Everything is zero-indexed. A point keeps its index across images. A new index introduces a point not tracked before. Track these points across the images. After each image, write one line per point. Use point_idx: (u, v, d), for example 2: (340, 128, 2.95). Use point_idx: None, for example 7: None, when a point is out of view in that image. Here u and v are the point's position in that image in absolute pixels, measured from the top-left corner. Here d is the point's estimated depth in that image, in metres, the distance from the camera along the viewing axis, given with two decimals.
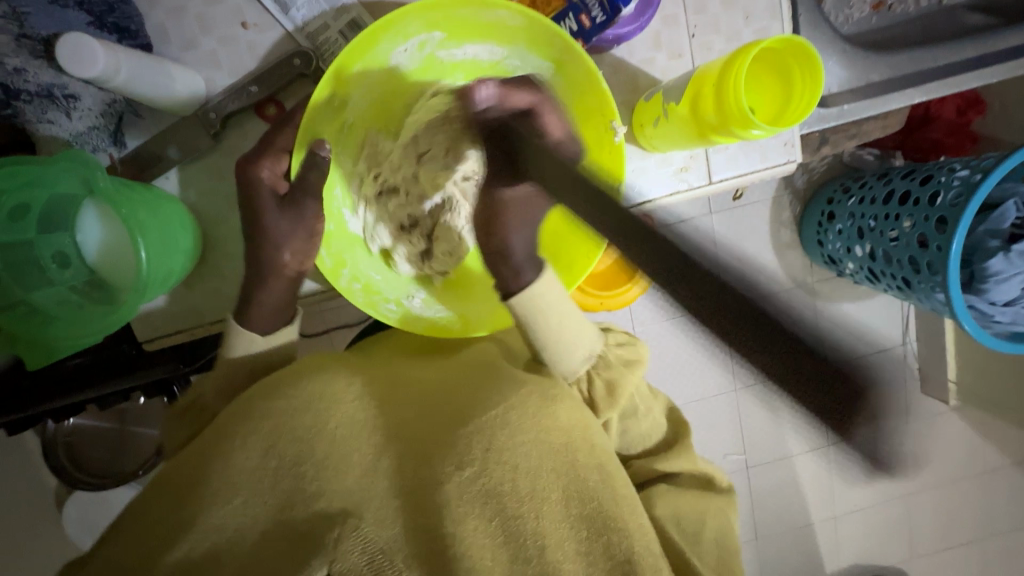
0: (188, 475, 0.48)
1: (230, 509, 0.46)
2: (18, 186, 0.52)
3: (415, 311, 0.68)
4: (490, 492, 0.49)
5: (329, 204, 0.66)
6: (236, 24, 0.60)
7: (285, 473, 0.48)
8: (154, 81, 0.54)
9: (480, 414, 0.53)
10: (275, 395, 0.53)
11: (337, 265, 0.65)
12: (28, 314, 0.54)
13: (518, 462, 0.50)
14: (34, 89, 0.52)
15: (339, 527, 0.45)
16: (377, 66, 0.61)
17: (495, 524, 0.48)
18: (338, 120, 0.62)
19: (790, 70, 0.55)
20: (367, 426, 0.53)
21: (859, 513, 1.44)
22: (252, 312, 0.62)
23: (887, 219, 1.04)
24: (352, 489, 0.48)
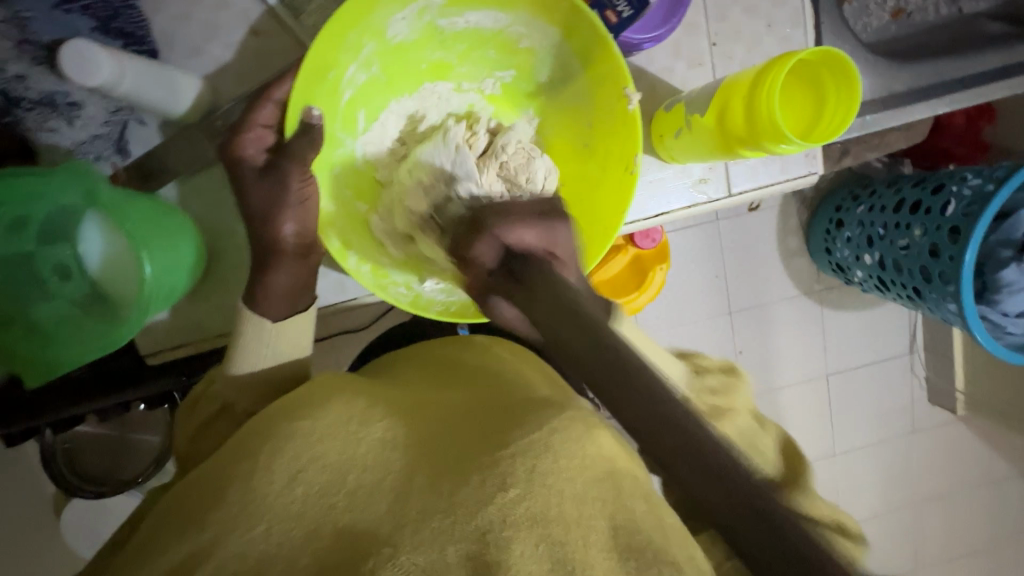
0: (210, 502, 0.49)
1: (253, 536, 0.45)
2: (19, 199, 0.50)
3: (426, 296, 0.64)
4: (536, 516, 0.45)
5: (328, 184, 0.63)
6: (245, 30, 0.58)
7: (314, 503, 0.47)
8: (160, 89, 0.52)
9: (518, 437, 0.51)
10: (298, 419, 0.55)
11: (343, 246, 0.62)
12: (25, 332, 0.52)
13: (563, 486, 0.47)
14: (35, 97, 0.50)
15: (373, 558, 0.43)
16: (375, 34, 0.58)
17: (542, 549, 0.43)
18: (337, 93, 0.60)
19: (822, 81, 0.53)
20: (396, 449, 0.52)
21: (866, 524, 1.42)
22: (261, 294, 0.60)
23: (898, 228, 1.02)
24: (384, 516, 0.46)
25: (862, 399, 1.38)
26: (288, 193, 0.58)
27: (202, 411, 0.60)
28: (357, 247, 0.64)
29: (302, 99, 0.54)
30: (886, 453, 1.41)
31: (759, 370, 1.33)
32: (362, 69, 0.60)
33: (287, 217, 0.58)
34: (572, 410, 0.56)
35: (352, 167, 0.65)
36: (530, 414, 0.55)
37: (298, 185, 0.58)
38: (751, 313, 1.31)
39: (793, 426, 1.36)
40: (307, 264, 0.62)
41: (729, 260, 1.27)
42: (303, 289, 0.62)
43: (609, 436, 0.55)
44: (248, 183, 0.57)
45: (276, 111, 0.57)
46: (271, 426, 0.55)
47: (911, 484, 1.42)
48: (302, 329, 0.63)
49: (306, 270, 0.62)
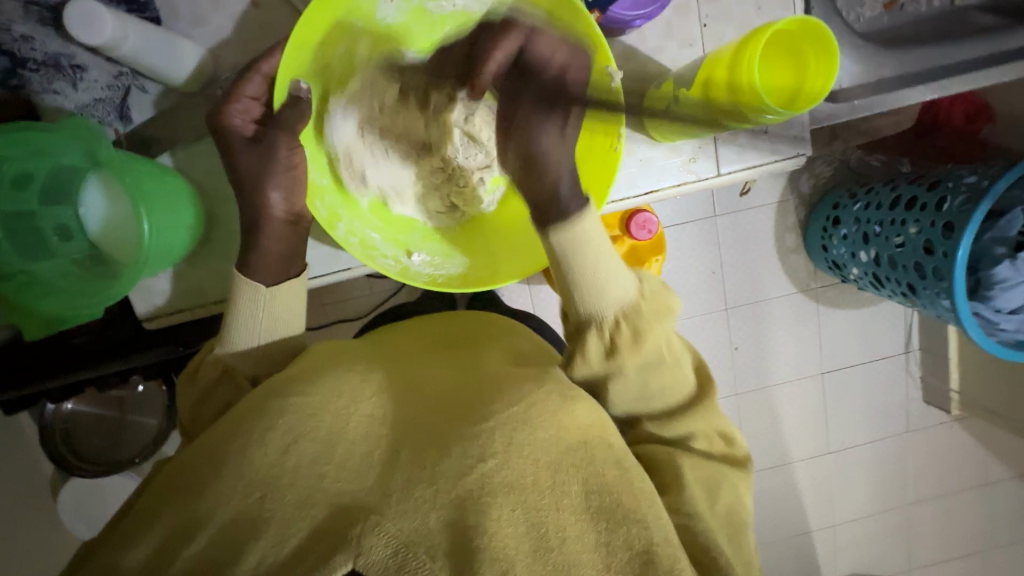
0: (202, 476, 0.49)
1: (247, 504, 0.46)
2: (29, 156, 0.52)
3: (414, 268, 0.66)
4: (512, 484, 0.48)
5: (318, 158, 0.64)
6: (247, 2, 0.59)
7: (304, 474, 0.48)
8: (161, 53, 0.53)
9: (500, 409, 0.52)
10: (291, 395, 0.53)
11: (332, 217, 0.63)
12: (27, 284, 0.53)
13: (539, 454, 0.50)
14: (41, 57, 0.54)
15: (360, 524, 0.45)
16: (366, 18, 0.60)
17: (518, 514, 0.47)
18: (330, 72, 0.62)
19: (802, 52, 0.55)
20: (386, 423, 0.53)
21: (859, 522, 1.43)
22: (254, 260, 0.60)
23: (893, 224, 1.03)
24: (371, 487, 0.48)
25: (857, 396, 1.39)
26: (277, 160, 0.59)
27: (204, 378, 0.60)
28: (346, 220, 0.64)
29: (291, 73, 0.56)
30: (880, 452, 1.42)
31: (752, 365, 1.34)
32: (352, 49, 0.62)
33: (275, 183, 0.60)
34: (552, 382, 0.56)
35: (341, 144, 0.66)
36: (517, 387, 0.55)
37: (286, 155, 0.59)
38: (747, 308, 1.32)
39: (787, 422, 1.37)
40: (297, 232, 0.62)
41: (727, 255, 1.29)
42: (294, 259, 0.63)
43: (589, 403, 0.55)
44: (237, 151, 0.58)
45: (264, 84, 0.58)
46: (261, 400, 0.54)
47: (905, 484, 1.43)
48: (297, 294, 0.63)
49: (297, 239, 0.62)
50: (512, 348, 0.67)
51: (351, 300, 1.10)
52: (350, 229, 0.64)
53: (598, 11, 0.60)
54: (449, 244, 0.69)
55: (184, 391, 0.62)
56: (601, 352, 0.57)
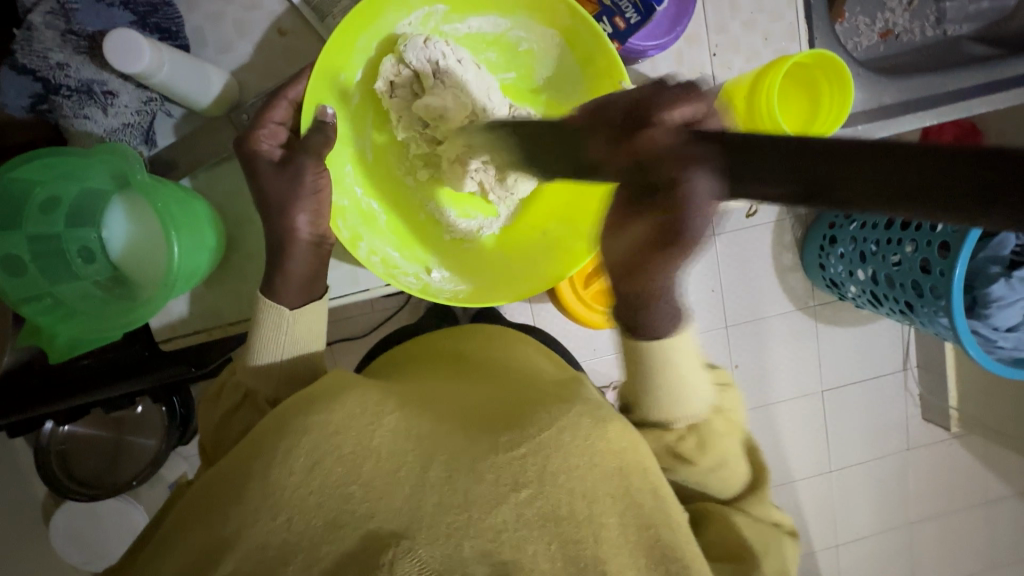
0: (230, 498, 0.49)
1: (274, 526, 0.46)
2: (56, 178, 0.52)
3: (435, 285, 0.67)
4: (547, 517, 0.47)
5: (341, 180, 0.64)
6: (272, 29, 0.61)
7: (331, 493, 0.47)
8: (192, 80, 0.54)
9: (531, 434, 0.51)
10: (314, 414, 0.53)
11: (354, 237, 0.64)
12: (51, 307, 0.53)
13: (575, 486, 0.49)
14: (75, 84, 0.53)
15: (392, 550, 0.43)
16: (383, 40, 0.62)
17: (554, 548, 0.46)
18: (347, 97, 0.63)
19: (815, 81, 0.57)
20: (408, 440, 0.52)
21: (863, 542, 1.42)
22: (278, 283, 0.60)
23: (888, 245, 1.06)
24: (399, 509, 0.47)
25: (858, 415, 1.40)
26: (303, 184, 0.59)
27: (227, 400, 0.61)
28: (368, 239, 0.65)
29: (316, 98, 0.58)
30: (882, 470, 1.42)
31: (754, 384, 1.35)
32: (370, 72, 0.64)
33: (302, 207, 0.59)
34: (582, 404, 0.55)
35: (363, 162, 0.66)
36: (541, 407, 0.55)
37: (313, 179, 0.59)
38: (748, 327, 1.34)
39: (789, 441, 1.38)
40: (321, 253, 0.61)
41: (726, 273, 1.30)
42: (312, 285, 0.63)
43: (620, 424, 0.54)
44: (263, 175, 0.58)
45: (291, 110, 0.59)
46: (284, 419, 0.55)
47: (907, 503, 1.43)
48: (317, 318, 0.63)
49: (320, 260, 0.62)
50: (517, 361, 0.69)
51: (356, 319, 1.10)
52: (372, 248, 0.65)
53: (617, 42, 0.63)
54: (468, 259, 0.70)
55: (206, 413, 0.63)
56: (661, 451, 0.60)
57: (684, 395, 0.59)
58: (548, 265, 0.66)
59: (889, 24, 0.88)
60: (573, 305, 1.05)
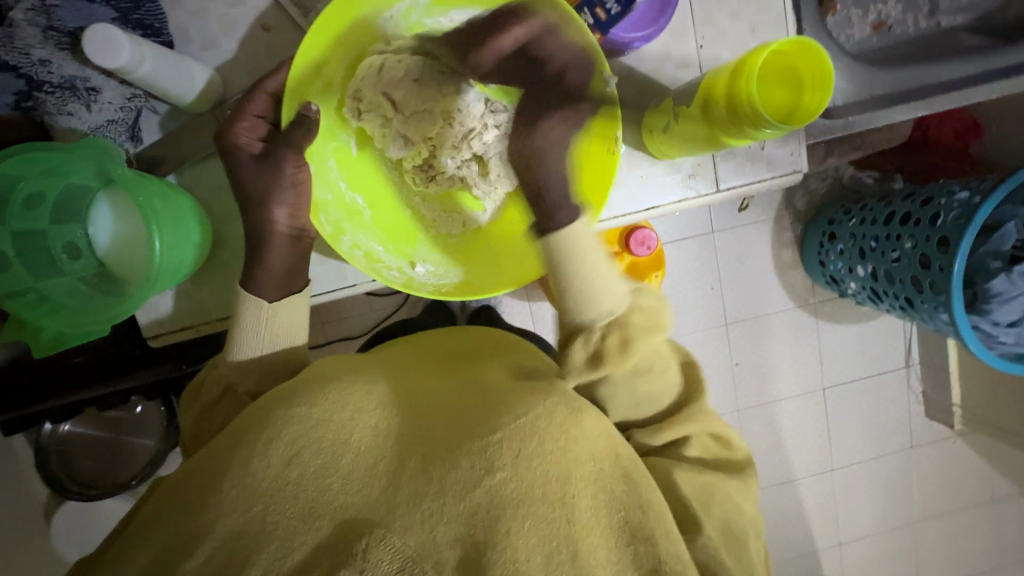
0: (207, 486, 0.49)
1: (251, 516, 0.47)
2: (39, 174, 0.52)
3: (418, 279, 0.67)
4: (522, 496, 0.47)
5: (323, 174, 0.65)
6: (256, 25, 0.61)
7: (310, 484, 0.48)
8: (174, 76, 0.54)
9: (508, 421, 0.51)
10: (295, 405, 0.54)
11: (337, 232, 0.64)
12: (37, 302, 0.53)
13: (549, 469, 0.49)
14: (57, 80, 0.54)
15: (366, 537, 0.45)
16: (366, 34, 0.63)
17: (530, 525, 0.46)
18: (332, 86, 0.64)
19: (800, 75, 0.55)
20: (390, 437, 0.53)
21: (866, 541, 1.41)
22: (259, 275, 0.61)
23: (888, 240, 1.05)
24: (376, 500, 0.48)
25: (859, 412, 1.38)
26: (282, 178, 0.60)
27: (206, 394, 0.61)
28: (350, 233, 0.65)
29: (298, 94, 0.58)
30: (884, 468, 1.41)
31: (753, 381, 1.34)
32: (354, 65, 0.64)
33: (281, 199, 0.60)
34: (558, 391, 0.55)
35: (347, 157, 0.67)
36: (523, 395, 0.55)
37: (292, 172, 0.60)
38: (747, 324, 1.33)
39: (790, 439, 1.37)
40: (298, 247, 0.62)
41: (724, 270, 1.30)
42: (295, 276, 0.63)
43: (596, 416, 0.54)
44: (244, 169, 0.59)
45: (270, 102, 0.60)
46: (265, 410, 0.55)
47: (910, 501, 1.42)
48: (298, 310, 0.63)
49: (301, 251, 0.63)
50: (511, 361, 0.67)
51: (352, 320, 1.10)
52: (355, 241, 0.65)
53: (599, 32, 0.61)
54: (452, 254, 0.70)
55: (188, 407, 0.63)
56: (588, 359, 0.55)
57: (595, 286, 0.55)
58: (529, 255, 0.65)
59: (881, 16, 0.88)
60: None
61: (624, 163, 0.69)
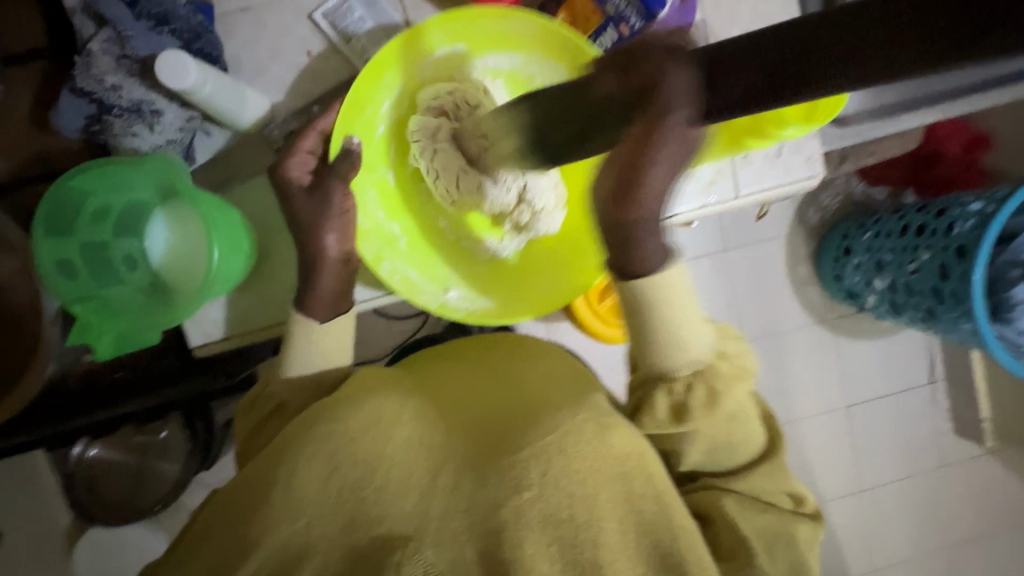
0: (254, 497, 0.51)
1: (296, 526, 0.49)
2: (104, 190, 0.56)
3: (453, 303, 0.68)
4: (551, 514, 0.48)
5: (363, 205, 0.67)
6: (301, 52, 0.66)
7: (348, 494, 0.50)
8: (231, 98, 0.58)
9: (534, 438, 0.51)
10: (333, 419, 0.55)
11: (377, 258, 0.66)
12: (99, 308, 0.57)
13: (574, 489, 0.49)
14: (125, 104, 0.57)
15: (400, 550, 0.47)
16: (407, 77, 0.66)
17: (554, 550, 0.48)
18: (373, 129, 0.66)
19: None
20: (424, 448, 0.54)
21: (902, 566, 1.36)
22: (310, 298, 0.63)
23: (905, 252, 1.06)
24: (409, 513, 0.49)
25: (885, 430, 1.36)
26: (330, 208, 0.62)
27: (258, 412, 0.62)
28: (389, 259, 0.67)
29: (343, 131, 0.62)
30: (915, 489, 1.37)
31: (777, 399, 1.33)
32: (394, 106, 0.67)
33: (331, 227, 0.62)
34: (587, 409, 0.55)
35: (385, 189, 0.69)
36: (548, 414, 0.55)
37: (340, 200, 0.62)
38: (766, 341, 1.33)
39: (817, 459, 1.34)
40: (348, 270, 0.65)
41: (741, 289, 1.31)
42: (339, 303, 0.65)
43: (625, 430, 0.54)
44: (295, 200, 0.62)
45: (319, 139, 0.63)
46: (308, 420, 0.56)
47: (945, 524, 1.37)
48: (344, 330, 0.66)
49: (347, 275, 0.65)
50: (535, 373, 0.65)
51: (375, 339, 1.11)
52: (391, 265, 0.67)
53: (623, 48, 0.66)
54: (487, 279, 0.72)
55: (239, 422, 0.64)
56: (669, 409, 0.55)
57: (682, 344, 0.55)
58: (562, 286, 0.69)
59: None
60: (591, 321, 1.06)
61: None
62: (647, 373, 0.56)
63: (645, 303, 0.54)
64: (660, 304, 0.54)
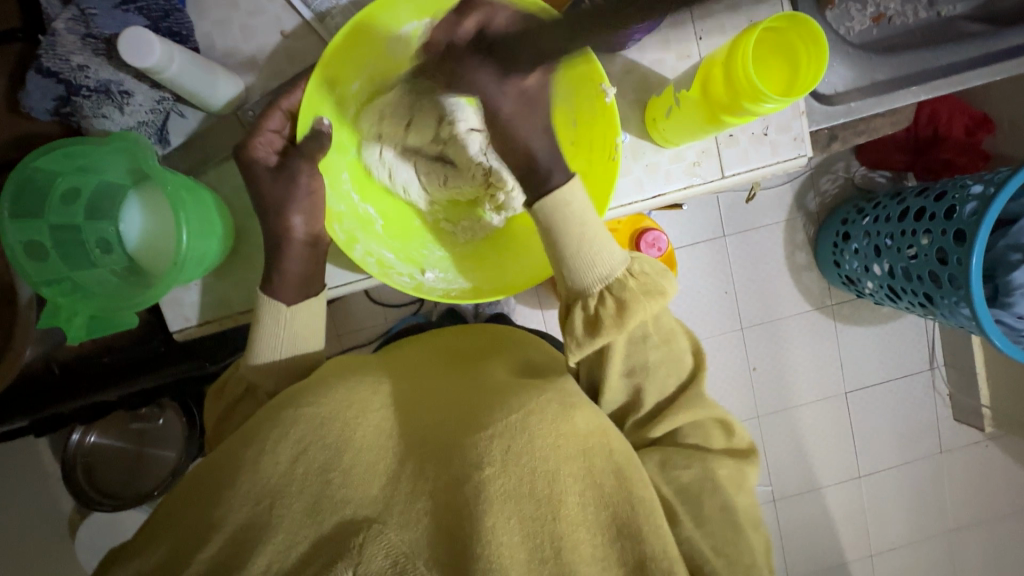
0: (222, 481, 0.51)
1: (260, 509, 0.48)
2: (74, 170, 0.55)
3: (428, 284, 0.68)
4: (509, 492, 0.48)
5: (336, 186, 0.67)
6: (275, 32, 0.64)
7: (313, 480, 0.50)
8: (200, 77, 0.57)
9: (499, 418, 0.52)
10: (303, 404, 0.55)
11: (350, 240, 0.65)
12: (69, 290, 0.56)
13: (536, 466, 0.49)
14: (93, 85, 0.56)
15: (362, 533, 0.47)
16: (376, 54, 0.65)
17: (515, 523, 0.47)
18: (342, 109, 0.66)
19: (798, 55, 0.56)
20: (391, 436, 0.55)
21: (898, 552, 1.36)
22: (276, 281, 0.63)
23: (903, 236, 1.04)
24: (375, 496, 0.49)
25: (882, 417, 1.35)
26: (297, 188, 0.62)
27: (229, 394, 0.63)
28: (363, 241, 0.67)
29: (311, 111, 0.61)
30: (912, 476, 1.37)
31: (771, 385, 1.33)
32: (365, 85, 0.67)
33: (298, 208, 0.62)
34: (554, 390, 0.56)
35: (358, 170, 0.69)
36: (514, 396, 0.55)
37: (307, 181, 0.62)
38: (763, 328, 1.32)
39: (812, 446, 1.34)
40: (316, 252, 0.65)
41: (737, 275, 1.30)
42: (309, 284, 0.65)
43: (588, 411, 0.55)
44: (262, 181, 0.61)
45: (286, 120, 0.62)
46: (275, 408, 0.57)
47: (942, 510, 1.37)
48: (315, 313, 0.66)
49: (316, 258, 0.65)
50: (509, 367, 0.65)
51: (367, 327, 1.11)
52: (366, 245, 0.66)
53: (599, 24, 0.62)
54: (464, 260, 0.71)
55: (211, 406, 0.65)
56: (585, 325, 0.57)
57: (589, 256, 0.57)
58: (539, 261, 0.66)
59: (881, 8, 0.89)
60: None
61: (629, 153, 0.70)
62: (567, 290, 0.59)
63: (549, 219, 0.57)
64: (563, 219, 0.57)
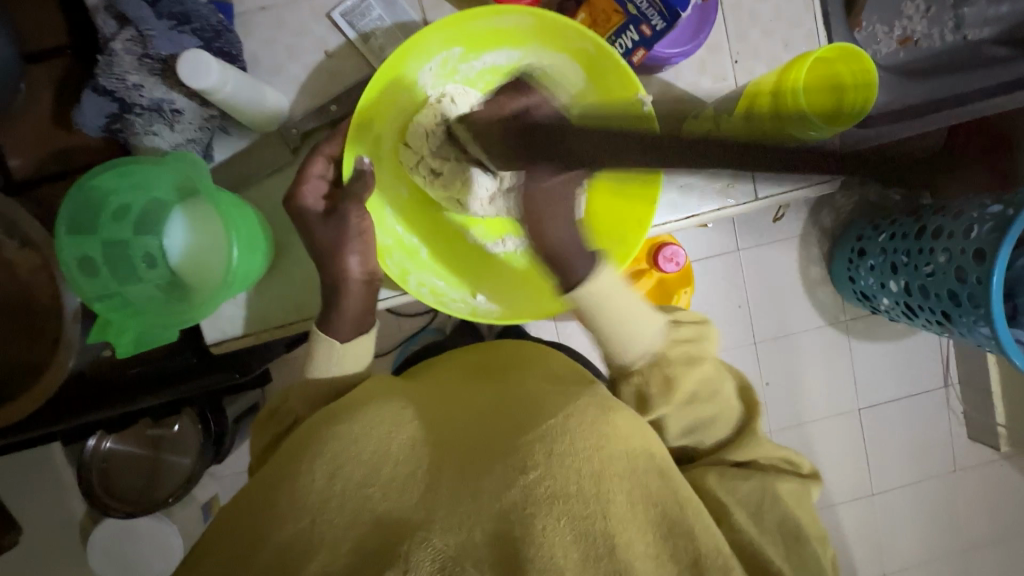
0: (264, 501, 0.52)
1: (301, 528, 0.48)
2: (125, 188, 0.57)
3: (482, 308, 0.69)
4: (557, 494, 0.48)
5: (382, 223, 0.69)
6: (319, 52, 0.66)
7: (352, 495, 0.50)
8: (250, 97, 0.58)
9: (539, 422, 0.53)
10: (335, 423, 0.56)
11: (403, 273, 0.68)
12: (120, 305, 0.57)
13: (583, 467, 0.49)
14: (147, 103, 0.58)
15: (408, 540, 0.45)
16: (408, 88, 0.66)
17: (564, 524, 0.47)
18: (380, 143, 0.68)
19: (842, 83, 0.60)
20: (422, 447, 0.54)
21: (911, 572, 1.35)
22: (334, 320, 0.64)
23: (921, 253, 1.03)
24: (415, 504, 0.49)
25: (896, 433, 1.34)
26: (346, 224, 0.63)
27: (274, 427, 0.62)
28: (416, 273, 0.69)
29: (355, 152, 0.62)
30: (925, 493, 1.35)
31: (785, 401, 1.32)
32: (398, 118, 0.68)
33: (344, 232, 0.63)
34: (589, 394, 0.56)
35: (401, 203, 0.71)
36: (551, 402, 0.56)
37: (357, 222, 0.63)
38: (777, 342, 1.32)
39: (825, 462, 1.33)
40: (372, 290, 0.66)
41: (753, 290, 1.30)
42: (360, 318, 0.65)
43: (628, 411, 0.54)
44: (313, 226, 0.63)
45: (336, 144, 0.64)
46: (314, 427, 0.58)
47: (956, 528, 1.36)
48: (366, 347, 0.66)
49: (371, 295, 0.66)
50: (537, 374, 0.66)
51: (384, 337, 1.11)
52: (418, 277, 0.69)
53: (644, 49, 0.64)
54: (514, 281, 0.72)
55: (258, 433, 0.64)
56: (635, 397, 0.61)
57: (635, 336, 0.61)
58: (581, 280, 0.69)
59: (907, 31, 0.90)
60: None
61: None
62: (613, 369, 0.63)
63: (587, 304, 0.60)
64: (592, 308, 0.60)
